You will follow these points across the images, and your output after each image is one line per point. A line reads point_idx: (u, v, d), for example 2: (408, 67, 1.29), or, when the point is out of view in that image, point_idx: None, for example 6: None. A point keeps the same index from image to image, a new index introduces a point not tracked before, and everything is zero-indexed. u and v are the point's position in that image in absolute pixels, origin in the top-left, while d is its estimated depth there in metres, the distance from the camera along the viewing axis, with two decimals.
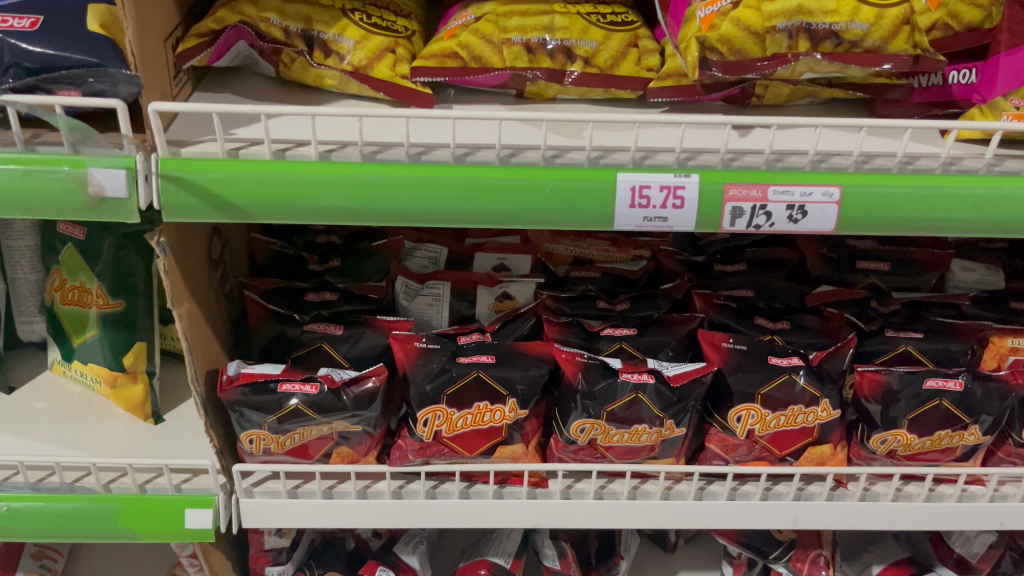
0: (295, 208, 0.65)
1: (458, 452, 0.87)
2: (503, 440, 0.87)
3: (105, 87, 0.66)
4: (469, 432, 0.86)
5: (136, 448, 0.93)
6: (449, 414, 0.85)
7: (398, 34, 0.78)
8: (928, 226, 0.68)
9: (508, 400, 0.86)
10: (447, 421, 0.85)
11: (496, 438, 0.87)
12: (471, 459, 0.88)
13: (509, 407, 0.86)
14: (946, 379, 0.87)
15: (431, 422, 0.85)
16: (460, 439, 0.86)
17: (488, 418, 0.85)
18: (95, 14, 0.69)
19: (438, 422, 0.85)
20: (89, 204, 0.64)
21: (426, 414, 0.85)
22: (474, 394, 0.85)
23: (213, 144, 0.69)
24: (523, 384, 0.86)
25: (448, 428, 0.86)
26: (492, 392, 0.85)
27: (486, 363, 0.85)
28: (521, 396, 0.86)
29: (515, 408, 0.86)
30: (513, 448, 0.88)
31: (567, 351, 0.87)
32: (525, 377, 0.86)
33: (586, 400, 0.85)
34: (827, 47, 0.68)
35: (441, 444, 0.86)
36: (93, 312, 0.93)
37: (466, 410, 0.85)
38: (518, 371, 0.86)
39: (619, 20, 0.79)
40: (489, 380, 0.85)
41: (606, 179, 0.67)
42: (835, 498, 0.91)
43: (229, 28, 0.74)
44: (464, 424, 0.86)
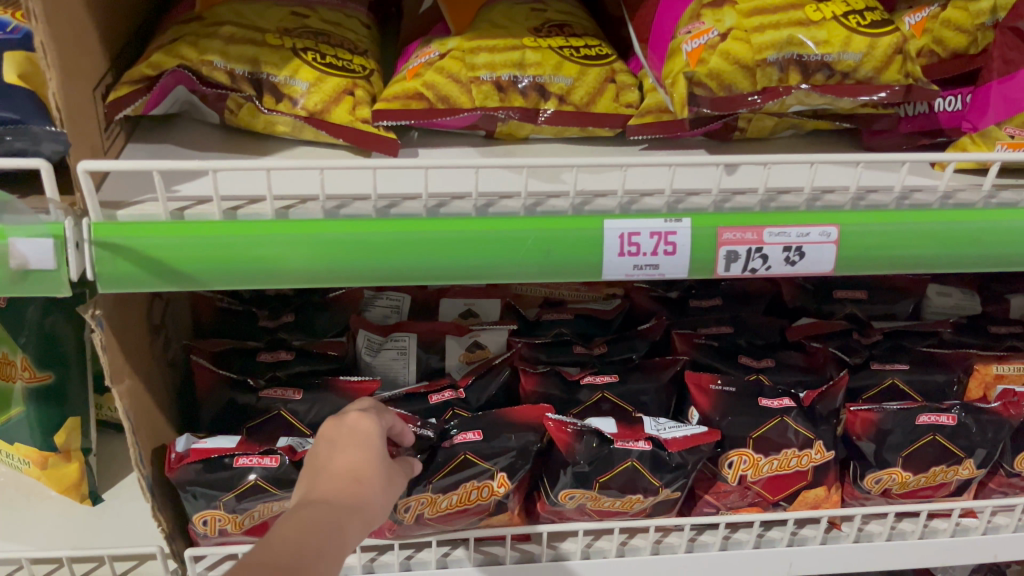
0: (253, 273, 0.58)
1: (438, 527, 0.80)
2: (484, 513, 0.80)
3: (26, 146, 0.58)
4: (452, 511, 0.79)
5: (72, 534, 0.84)
6: (433, 498, 0.77)
7: (356, 74, 0.71)
8: (929, 263, 0.64)
9: (497, 476, 0.78)
10: (430, 504, 0.77)
11: (478, 514, 0.80)
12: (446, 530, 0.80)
13: (497, 483, 0.79)
14: (939, 414, 0.84)
15: (413, 506, 0.77)
16: (441, 517, 0.79)
17: (476, 496, 0.78)
18: (13, 62, 0.61)
19: (421, 506, 0.77)
20: (11, 279, 0.56)
21: (408, 502, 0.76)
22: (462, 475, 0.77)
23: (153, 204, 0.61)
24: (514, 457, 0.79)
25: (431, 510, 0.78)
26: (479, 470, 0.78)
27: (474, 441, 0.78)
28: (510, 469, 0.79)
29: (505, 483, 0.79)
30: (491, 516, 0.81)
31: (557, 419, 0.80)
32: (515, 450, 0.79)
33: (579, 471, 0.79)
34: (818, 80, 0.64)
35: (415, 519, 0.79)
36: (17, 387, 0.82)
37: (453, 492, 0.78)
38: (508, 445, 0.79)
39: (593, 54, 0.74)
40: (475, 459, 0.78)
41: (593, 227, 0.61)
42: (830, 541, 0.87)
43: (167, 72, 0.66)
44: (448, 504, 0.78)
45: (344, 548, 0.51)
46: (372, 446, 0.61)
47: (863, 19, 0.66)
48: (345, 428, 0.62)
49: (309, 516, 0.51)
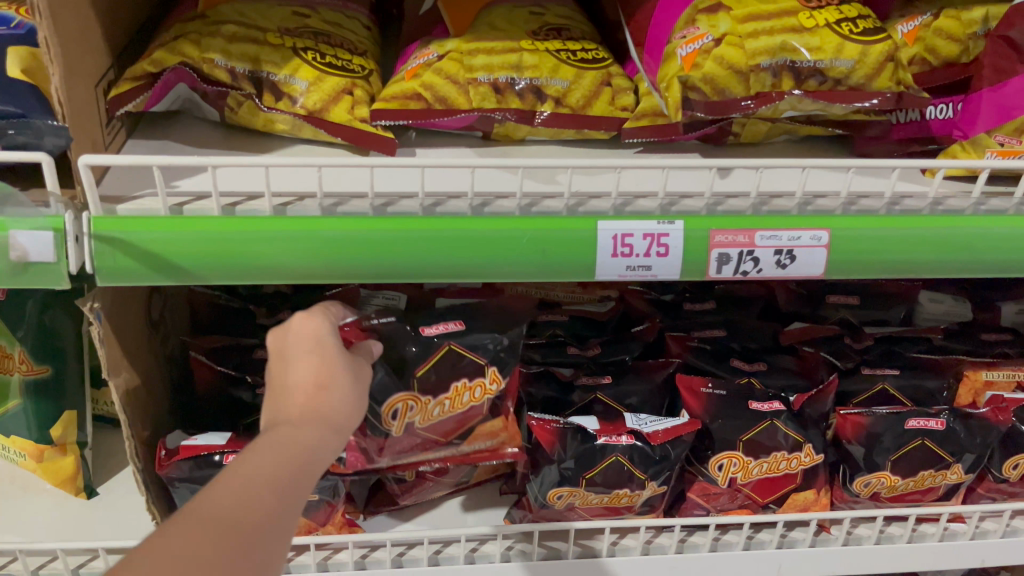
0: (250, 269, 0.59)
1: (434, 442, 0.81)
2: (483, 418, 0.81)
3: (28, 140, 0.57)
4: (446, 419, 0.80)
5: (66, 527, 0.84)
6: (420, 400, 0.78)
7: (355, 74, 0.72)
8: (918, 268, 0.65)
9: (486, 371, 0.80)
10: (421, 411, 0.79)
11: (477, 416, 0.81)
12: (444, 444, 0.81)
13: (490, 378, 0.81)
14: (928, 419, 0.85)
15: (401, 414, 0.78)
16: (435, 429, 0.80)
17: (467, 397, 0.80)
18: (17, 57, 0.61)
19: (410, 411, 0.78)
20: (11, 271, 0.57)
21: (394, 404, 0.78)
22: (451, 373, 0.79)
23: (153, 199, 0.62)
24: (494, 344, 0.81)
25: (423, 419, 0.79)
26: (471, 364, 0.80)
27: (453, 332, 0.80)
28: (501, 364, 0.81)
29: (498, 378, 0.81)
30: (488, 423, 0.82)
31: (537, 418, 0.82)
32: (494, 339, 0.81)
33: (565, 469, 0.80)
34: (811, 86, 0.66)
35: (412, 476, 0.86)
36: (14, 380, 0.84)
37: (443, 395, 0.79)
38: (486, 335, 0.80)
39: (589, 57, 0.75)
40: (462, 350, 0.79)
41: (587, 228, 0.62)
42: (818, 544, 0.88)
43: (168, 70, 0.67)
44: (441, 412, 0.79)
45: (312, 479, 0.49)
46: (329, 349, 0.57)
47: (855, 26, 0.67)
48: (305, 330, 0.58)
49: (273, 447, 0.49)
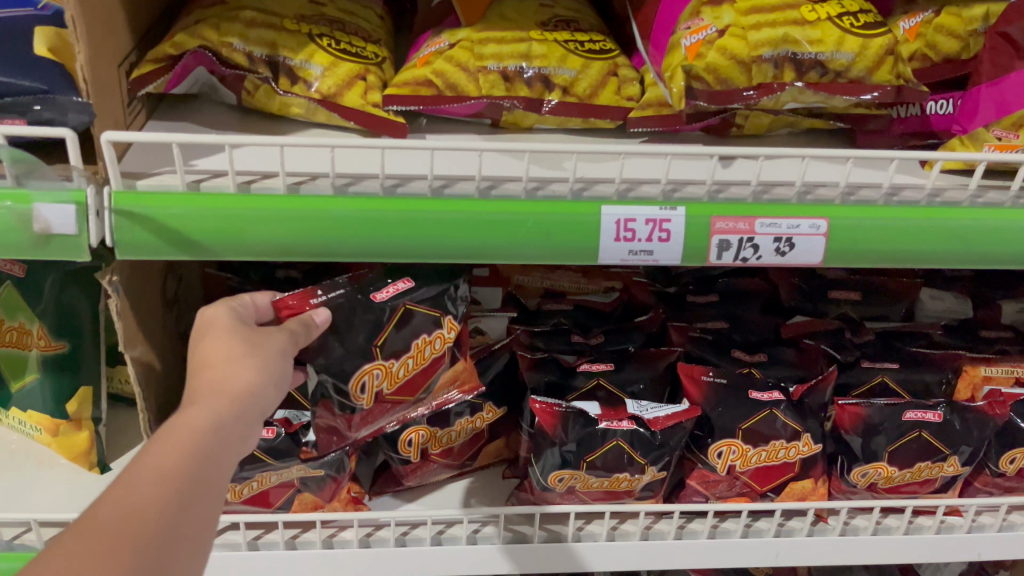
0: (264, 245, 0.61)
1: (401, 402, 0.83)
2: (445, 368, 0.85)
3: (54, 116, 0.60)
4: (412, 377, 0.82)
5: (80, 499, 0.86)
6: (384, 367, 0.79)
7: (369, 60, 0.74)
8: (915, 258, 0.67)
9: (444, 322, 0.82)
10: (387, 376, 0.80)
11: (440, 367, 0.84)
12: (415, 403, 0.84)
13: (447, 328, 0.83)
14: (925, 411, 0.86)
15: (369, 384, 0.79)
16: (404, 390, 0.82)
17: (429, 351, 0.82)
18: (43, 36, 0.64)
19: (376, 381, 0.79)
20: (35, 242, 0.59)
21: (361, 378, 0.78)
22: (407, 335, 0.80)
23: (171, 176, 0.64)
24: (447, 296, 0.82)
25: (391, 382, 0.81)
26: (427, 320, 0.81)
27: (405, 288, 0.80)
28: (455, 312, 0.83)
29: (454, 325, 0.83)
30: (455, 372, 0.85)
31: (542, 401, 0.83)
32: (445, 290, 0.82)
33: (567, 452, 0.82)
34: (813, 77, 0.67)
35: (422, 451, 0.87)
36: (33, 355, 0.86)
37: (405, 355, 0.80)
38: (437, 288, 0.82)
39: (597, 48, 0.77)
40: (417, 306, 0.80)
41: (590, 212, 0.64)
42: (816, 533, 0.89)
43: (188, 53, 0.69)
44: (406, 371, 0.81)
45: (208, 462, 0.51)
46: (230, 329, 0.61)
47: (856, 20, 0.68)
48: (227, 320, 0.63)
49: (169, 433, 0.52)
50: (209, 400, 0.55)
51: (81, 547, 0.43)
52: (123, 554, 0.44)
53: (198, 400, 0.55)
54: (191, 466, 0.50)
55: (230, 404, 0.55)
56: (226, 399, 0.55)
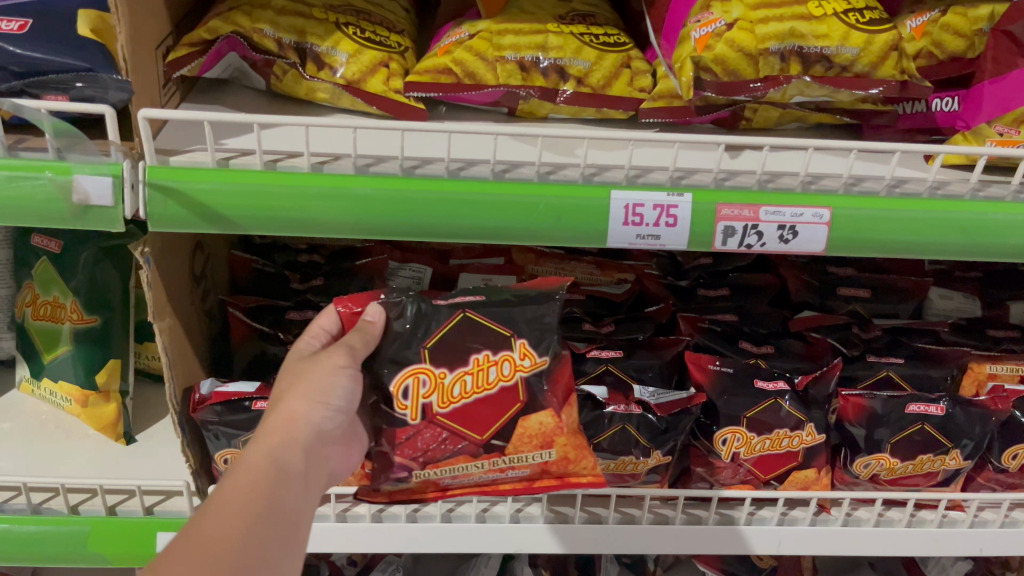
0: (288, 220, 0.64)
1: (464, 435, 0.71)
2: (522, 407, 0.72)
3: (94, 92, 0.65)
4: (468, 404, 0.71)
5: (106, 467, 0.90)
6: (432, 376, 0.71)
7: (392, 49, 0.78)
8: (916, 248, 0.68)
9: (514, 345, 0.72)
10: (438, 391, 0.71)
11: (513, 403, 0.72)
12: (483, 443, 0.72)
13: (519, 354, 0.72)
14: (928, 404, 0.88)
15: (412, 392, 0.71)
16: (459, 415, 0.71)
17: (493, 376, 0.71)
18: (87, 19, 0.68)
19: (424, 391, 0.71)
20: (73, 212, 0.63)
21: (405, 381, 0.71)
22: (468, 343, 0.71)
23: (203, 154, 0.68)
24: (526, 316, 0.73)
25: (443, 400, 0.71)
26: (492, 336, 0.72)
27: (474, 301, 0.73)
28: (529, 335, 0.73)
29: (529, 354, 0.72)
30: (539, 422, 0.73)
31: None
32: (535, 311, 0.73)
33: None
34: (818, 71, 0.71)
35: (498, 468, 0.73)
36: (66, 328, 0.90)
37: (463, 371, 0.71)
38: (516, 306, 0.73)
39: (611, 41, 0.80)
40: (480, 318, 0.72)
41: (600, 196, 0.66)
42: (819, 523, 0.90)
43: (221, 38, 0.73)
44: (461, 393, 0.71)
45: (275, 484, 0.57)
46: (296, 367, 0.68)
47: (861, 17, 0.73)
48: (298, 361, 0.68)
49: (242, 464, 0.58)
50: (272, 435, 0.61)
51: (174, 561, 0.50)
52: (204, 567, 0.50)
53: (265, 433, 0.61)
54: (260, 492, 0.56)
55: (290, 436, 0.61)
56: (287, 432, 0.61)
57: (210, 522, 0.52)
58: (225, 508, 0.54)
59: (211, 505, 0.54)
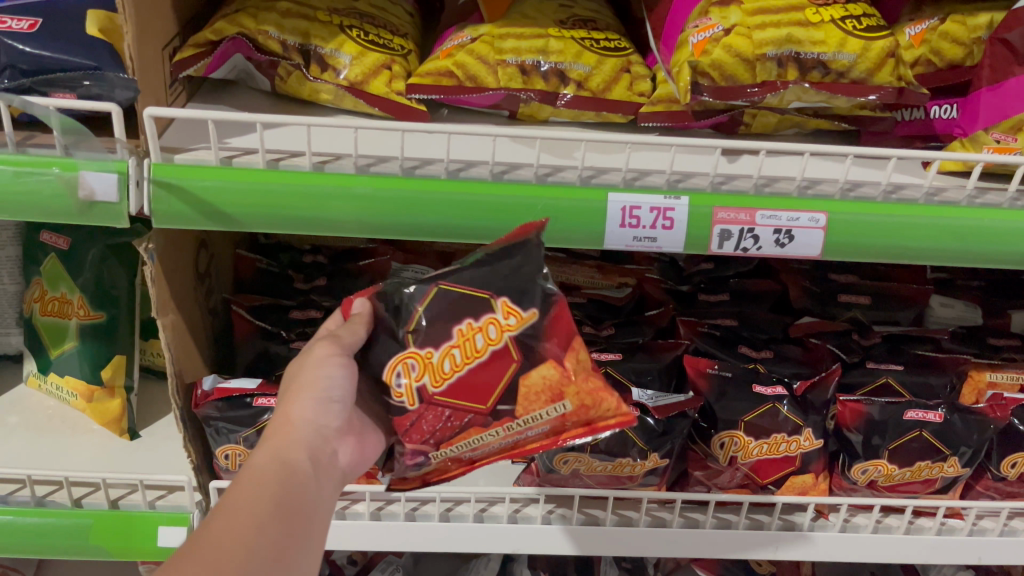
0: (289, 218, 0.65)
1: (466, 409, 0.66)
2: (519, 365, 0.66)
3: (101, 91, 0.66)
4: (461, 377, 0.66)
5: (109, 462, 0.91)
6: (420, 356, 0.67)
7: (395, 52, 0.79)
8: (912, 253, 0.69)
9: (498, 307, 0.66)
10: (428, 370, 0.66)
11: (509, 366, 0.66)
12: (490, 412, 0.66)
13: (502, 314, 0.66)
14: (927, 411, 0.88)
15: (405, 373, 0.67)
16: (455, 390, 0.66)
17: (481, 343, 0.66)
18: (95, 19, 0.69)
19: (415, 374, 0.67)
20: (79, 208, 0.64)
21: (395, 367, 0.67)
22: (448, 315, 0.66)
23: (207, 152, 0.69)
24: (495, 278, 0.67)
25: (436, 379, 0.66)
26: (473, 302, 0.66)
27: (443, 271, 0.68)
28: (506, 291, 0.66)
29: (513, 311, 0.66)
30: (542, 375, 0.67)
31: None
32: (497, 272, 0.67)
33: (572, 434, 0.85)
34: (815, 77, 0.73)
35: (514, 433, 0.67)
36: (72, 323, 0.92)
37: (447, 346, 0.66)
38: (484, 266, 0.67)
39: (612, 46, 0.81)
40: (457, 287, 0.67)
41: (597, 199, 0.67)
42: (816, 529, 0.90)
43: (227, 39, 0.74)
44: (452, 367, 0.66)
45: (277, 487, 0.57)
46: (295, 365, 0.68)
47: (859, 24, 0.74)
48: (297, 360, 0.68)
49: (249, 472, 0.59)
50: (274, 438, 0.61)
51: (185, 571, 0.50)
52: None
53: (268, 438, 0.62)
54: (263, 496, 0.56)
55: (288, 437, 0.61)
56: (285, 434, 0.61)
57: (217, 527, 0.52)
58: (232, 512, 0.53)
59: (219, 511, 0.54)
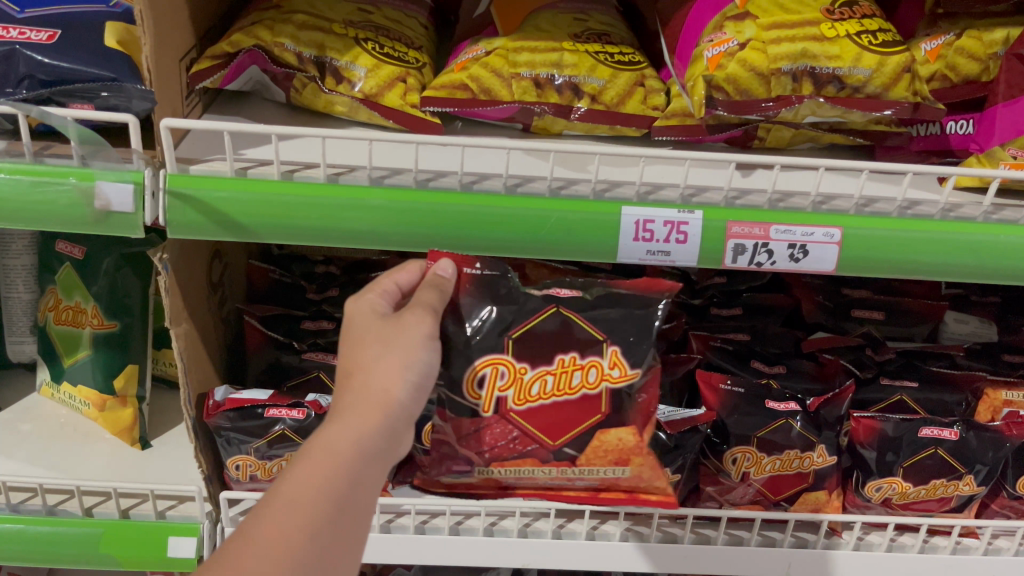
0: (302, 229, 0.65)
1: (534, 437, 0.72)
2: (603, 419, 0.72)
3: (119, 102, 0.66)
4: (547, 405, 0.72)
5: (121, 472, 0.91)
6: (511, 369, 0.71)
7: (410, 65, 0.79)
8: (928, 269, 0.68)
9: None
10: (516, 385, 0.71)
11: None
12: (554, 449, 0.73)
13: (608, 363, 0.71)
14: (941, 428, 0.87)
15: (489, 381, 0.71)
16: (535, 415, 0.72)
17: None
18: (113, 31, 0.71)
19: (500, 381, 0.71)
20: (95, 218, 0.64)
21: (484, 368, 0.71)
22: (556, 343, 0.71)
23: (222, 163, 0.69)
24: None
25: (520, 396, 0.71)
26: None
27: None
28: (622, 345, 0.72)
29: (618, 363, 0.72)
30: (618, 438, 0.73)
31: None
32: None
33: None
34: (830, 91, 0.73)
35: (567, 477, 0.74)
36: (86, 332, 0.92)
37: (544, 370, 0.71)
38: None
39: (626, 60, 0.81)
40: (576, 318, 0.72)
41: (611, 212, 0.67)
42: (830, 547, 0.89)
43: (243, 52, 0.75)
44: (541, 392, 0.71)
45: (350, 487, 0.56)
46: (403, 319, 0.63)
47: (874, 39, 0.74)
48: (372, 320, 0.64)
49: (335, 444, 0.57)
50: (368, 415, 0.58)
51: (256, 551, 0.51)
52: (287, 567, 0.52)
53: (358, 406, 0.58)
54: (338, 491, 0.55)
55: (382, 417, 0.59)
56: (379, 412, 0.58)
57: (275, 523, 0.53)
58: (292, 509, 0.54)
59: (281, 502, 0.54)
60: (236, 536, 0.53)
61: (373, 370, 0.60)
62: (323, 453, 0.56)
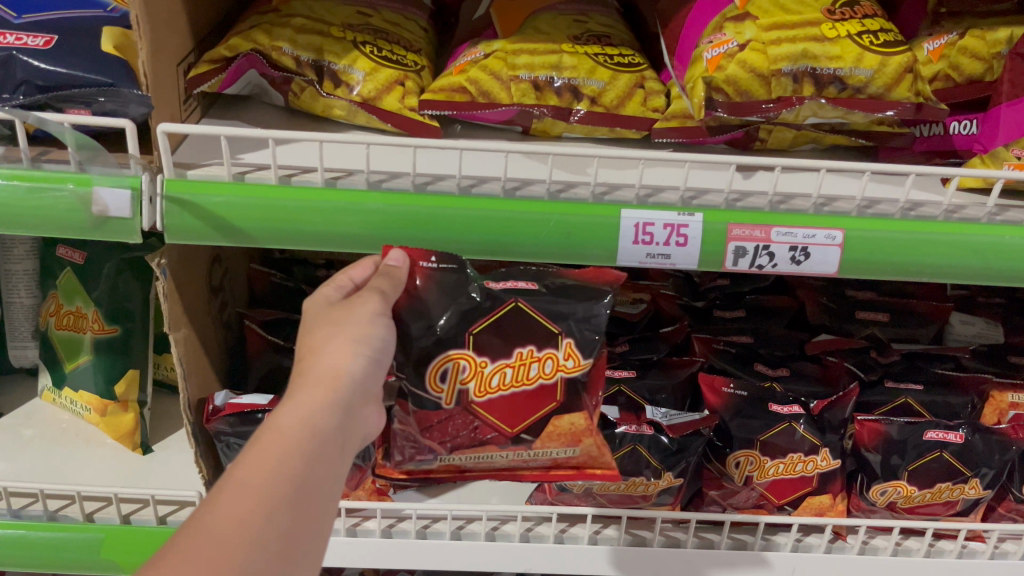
0: (299, 233, 0.64)
1: (493, 426, 0.72)
2: (559, 406, 0.72)
3: (116, 107, 0.67)
4: (506, 395, 0.71)
5: (122, 477, 0.91)
6: (474, 363, 0.70)
7: (408, 68, 0.79)
8: (931, 271, 0.67)
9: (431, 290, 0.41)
10: (477, 378, 0.71)
11: None
12: (512, 436, 0.72)
13: (564, 354, 0.71)
14: (947, 431, 0.86)
15: (451, 375, 0.70)
16: (494, 405, 0.71)
17: None
18: (110, 35, 0.71)
19: (464, 376, 0.70)
20: (92, 223, 0.64)
21: (446, 364, 0.70)
22: (514, 337, 0.70)
23: (219, 168, 0.69)
24: None
25: (480, 389, 0.71)
26: None
27: None
28: (577, 336, 0.71)
29: (574, 354, 0.71)
30: (572, 422, 0.73)
31: None
32: None
33: None
34: (831, 92, 0.72)
35: (523, 460, 0.74)
36: (87, 337, 0.92)
37: (504, 363, 0.70)
38: None
39: (626, 62, 0.81)
40: (531, 311, 0.71)
41: (610, 215, 0.66)
42: (834, 551, 0.88)
43: (241, 56, 0.75)
44: (500, 384, 0.71)
45: (307, 466, 0.51)
46: (353, 305, 0.61)
47: (876, 40, 0.73)
48: (324, 310, 0.62)
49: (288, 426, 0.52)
50: (318, 390, 0.54)
51: (205, 539, 0.45)
52: (242, 554, 0.45)
53: (309, 384, 0.55)
54: (298, 471, 0.50)
55: (336, 391, 0.55)
56: (332, 387, 0.55)
57: (226, 507, 0.47)
58: (243, 490, 0.48)
59: (229, 486, 0.48)
60: (183, 528, 0.46)
61: (323, 350, 0.57)
62: (275, 433, 0.51)
